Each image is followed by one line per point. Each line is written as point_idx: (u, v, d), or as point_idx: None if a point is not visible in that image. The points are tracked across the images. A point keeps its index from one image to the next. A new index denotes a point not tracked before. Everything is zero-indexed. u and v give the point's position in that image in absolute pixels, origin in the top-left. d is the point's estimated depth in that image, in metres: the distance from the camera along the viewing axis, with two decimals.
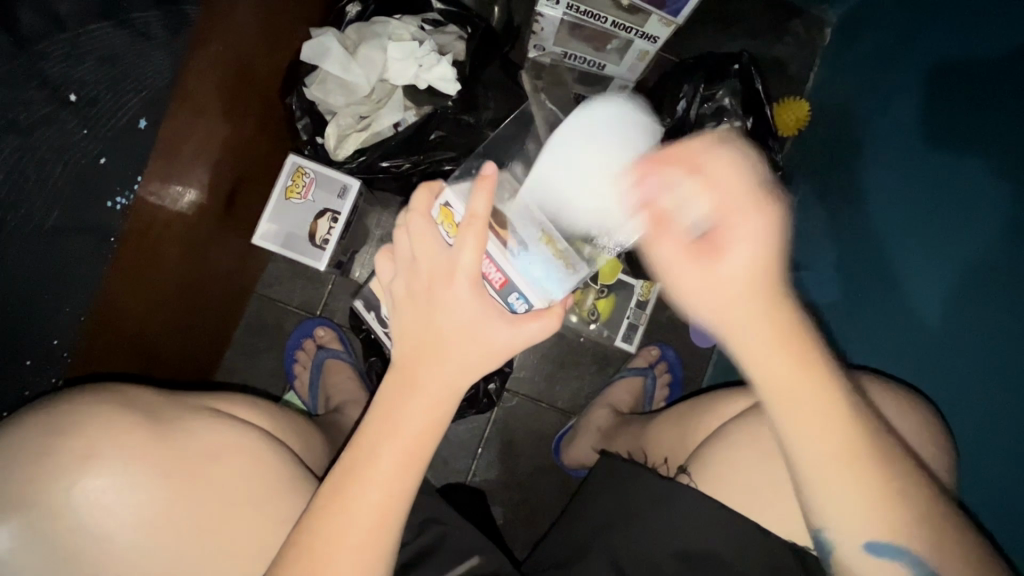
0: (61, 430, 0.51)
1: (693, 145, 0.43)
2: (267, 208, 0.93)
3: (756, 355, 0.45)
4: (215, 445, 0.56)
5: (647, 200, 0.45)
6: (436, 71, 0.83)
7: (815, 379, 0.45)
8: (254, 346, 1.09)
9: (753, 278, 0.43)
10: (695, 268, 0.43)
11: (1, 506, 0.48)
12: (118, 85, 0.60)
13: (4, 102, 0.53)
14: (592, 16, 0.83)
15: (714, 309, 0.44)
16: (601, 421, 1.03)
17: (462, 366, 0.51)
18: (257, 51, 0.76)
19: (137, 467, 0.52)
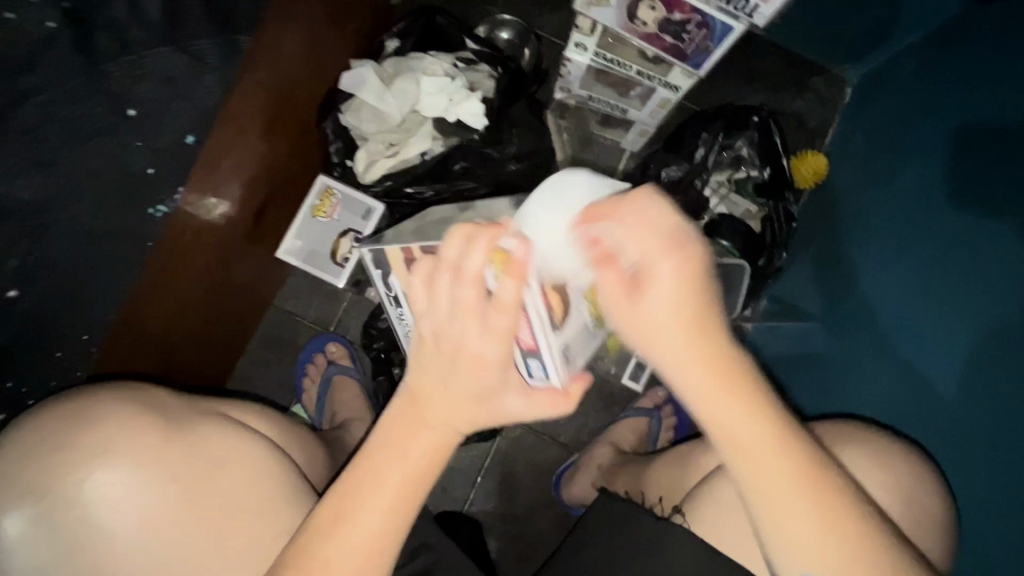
0: (86, 422, 0.53)
1: (630, 199, 0.41)
2: (293, 225, 0.98)
3: (716, 403, 0.43)
4: (227, 453, 0.58)
5: (592, 239, 0.42)
6: (466, 106, 0.88)
7: (769, 426, 0.43)
8: (266, 358, 1.11)
9: (680, 314, 0.41)
10: (627, 306, 0.41)
11: (23, 490, 0.51)
12: (172, 104, 0.63)
13: (68, 112, 0.56)
14: (617, 63, 0.88)
15: (644, 341, 0.42)
16: (602, 458, 1.03)
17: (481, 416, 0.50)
18: (298, 78, 0.82)
19: (149, 467, 0.54)
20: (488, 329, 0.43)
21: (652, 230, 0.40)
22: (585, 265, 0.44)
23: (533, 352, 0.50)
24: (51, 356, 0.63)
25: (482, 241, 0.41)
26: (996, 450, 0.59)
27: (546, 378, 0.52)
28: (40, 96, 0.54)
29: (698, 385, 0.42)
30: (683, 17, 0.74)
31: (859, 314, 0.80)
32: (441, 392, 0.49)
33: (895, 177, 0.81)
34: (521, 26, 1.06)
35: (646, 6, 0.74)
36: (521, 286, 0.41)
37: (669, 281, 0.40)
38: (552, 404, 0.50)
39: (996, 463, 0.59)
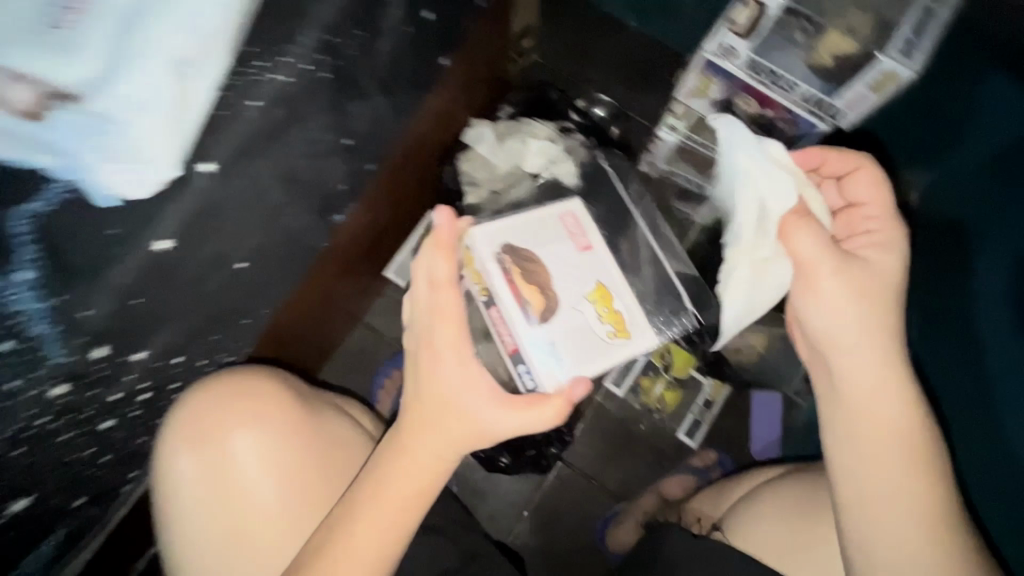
0: (242, 398, 0.63)
1: (857, 160, 0.66)
2: (401, 252, 1.15)
3: (857, 368, 0.59)
4: (344, 437, 0.70)
5: (801, 164, 0.69)
6: (563, 168, 1.04)
7: (897, 394, 0.58)
8: (346, 368, 1.19)
9: (885, 281, 0.60)
10: (833, 259, 0.59)
11: (196, 439, 0.62)
12: (374, 140, 0.66)
13: (303, 133, 0.55)
14: (703, 144, 1.02)
15: (857, 323, 0.58)
16: (647, 505, 1.09)
17: (473, 426, 0.59)
18: (438, 126, 0.91)
19: (275, 441, 0.65)
20: (434, 308, 0.59)
21: (879, 244, 0.62)
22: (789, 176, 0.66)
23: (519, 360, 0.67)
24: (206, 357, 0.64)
25: (434, 245, 0.58)
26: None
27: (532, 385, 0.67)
28: (297, 124, 0.54)
29: (865, 373, 0.59)
30: (773, 114, 0.83)
31: None
32: (434, 391, 0.59)
33: None
34: (613, 106, 1.21)
35: (740, 102, 0.84)
36: (450, 261, 0.58)
37: (836, 269, 0.59)
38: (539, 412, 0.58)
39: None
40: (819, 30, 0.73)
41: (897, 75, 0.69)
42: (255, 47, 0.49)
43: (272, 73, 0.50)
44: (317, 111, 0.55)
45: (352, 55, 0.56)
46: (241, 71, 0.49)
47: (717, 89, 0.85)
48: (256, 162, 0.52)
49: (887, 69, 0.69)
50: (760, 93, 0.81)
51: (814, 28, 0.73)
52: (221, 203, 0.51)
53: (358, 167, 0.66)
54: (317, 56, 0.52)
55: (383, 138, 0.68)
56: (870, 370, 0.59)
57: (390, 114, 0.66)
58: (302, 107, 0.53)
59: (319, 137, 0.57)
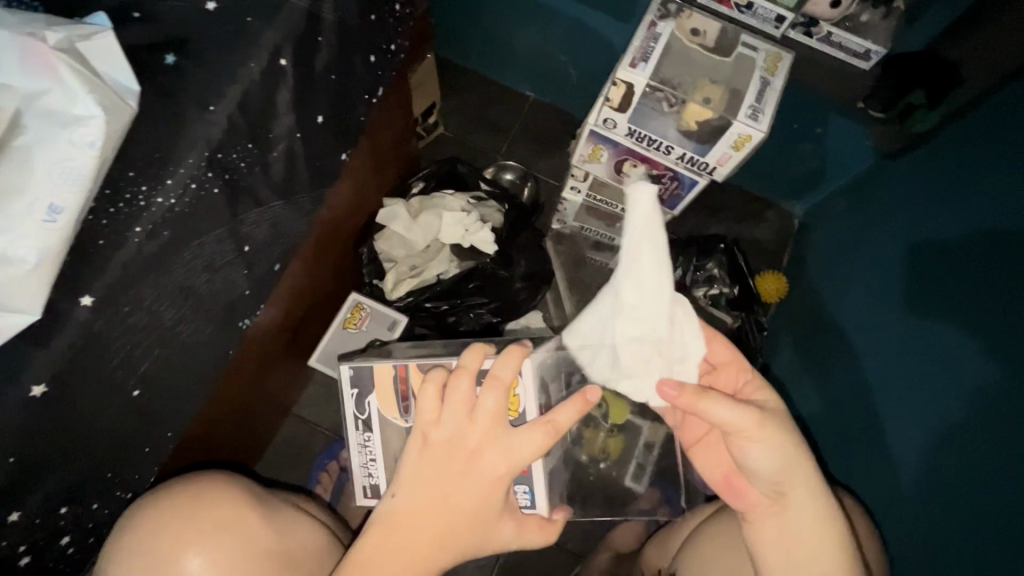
0: (204, 508, 0.61)
1: (471, 360, 0.56)
2: (326, 335, 1.07)
3: (467, 457, 0.55)
4: (304, 540, 0.65)
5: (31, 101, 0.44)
6: (480, 235, 1.03)
7: (520, 440, 0.55)
8: (280, 465, 1.11)
9: (490, 376, 0.56)
10: (453, 411, 0.55)
11: (145, 560, 0.58)
12: (275, 244, 0.65)
13: (192, 254, 0.53)
14: (605, 202, 1.07)
15: (455, 431, 0.55)
16: (602, 565, 1.04)
17: (485, 531, 0.57)
18: (346, 213, 0.90)
19: (230, 553, 0.60)
20: None
21: (474, 406, 0.55)
22: (67, 170, 0.43)
23: (522, 479, 0.70)
24: (90, 507, 0.56)
25: None
26: (946, 527, 0.66)
27: (530, 503, 0.70)
28: (183, 247, 0.52)
29: (519, 461, 0.55)
30: (658, 172, 0.92)
31: (842, 403, 0.90)
32: (467, 514, 0.55)
33: (850, 288, 0.97)
34: (522, 170, 1.26)
35: (628, 164, 0.92)
36: None
37: (463, 389, 0.55)
38: (542, 534, 0.62)
39: (949, 540, 0.66)
40: (681, 102, 0.82)
41: (751, 137, 0.78)
42: (131, 173, 0.49)
43: (158, 197, 0.49)
44: (209, 227, 0.54)
45: (243, 167, 0.56)
46: (120, 200, 0.48)
47: (606, 156, 0.93)
48: (143, 288, 0.50)
49: (741, 131, 0.78)
50: (645, 156, 0.89)
51: (676, 99, 0.82)
52: (104, 337, 0.49)
53: (262, 270, 0.64)
54: (204, 174, 0.52)
55: (288, 237, 0.67)
56: (520, 458, 0.55)
57: (292, 214, 0.66)
58: (192, 225, 0.52)
59: (215, 250, 0.56)
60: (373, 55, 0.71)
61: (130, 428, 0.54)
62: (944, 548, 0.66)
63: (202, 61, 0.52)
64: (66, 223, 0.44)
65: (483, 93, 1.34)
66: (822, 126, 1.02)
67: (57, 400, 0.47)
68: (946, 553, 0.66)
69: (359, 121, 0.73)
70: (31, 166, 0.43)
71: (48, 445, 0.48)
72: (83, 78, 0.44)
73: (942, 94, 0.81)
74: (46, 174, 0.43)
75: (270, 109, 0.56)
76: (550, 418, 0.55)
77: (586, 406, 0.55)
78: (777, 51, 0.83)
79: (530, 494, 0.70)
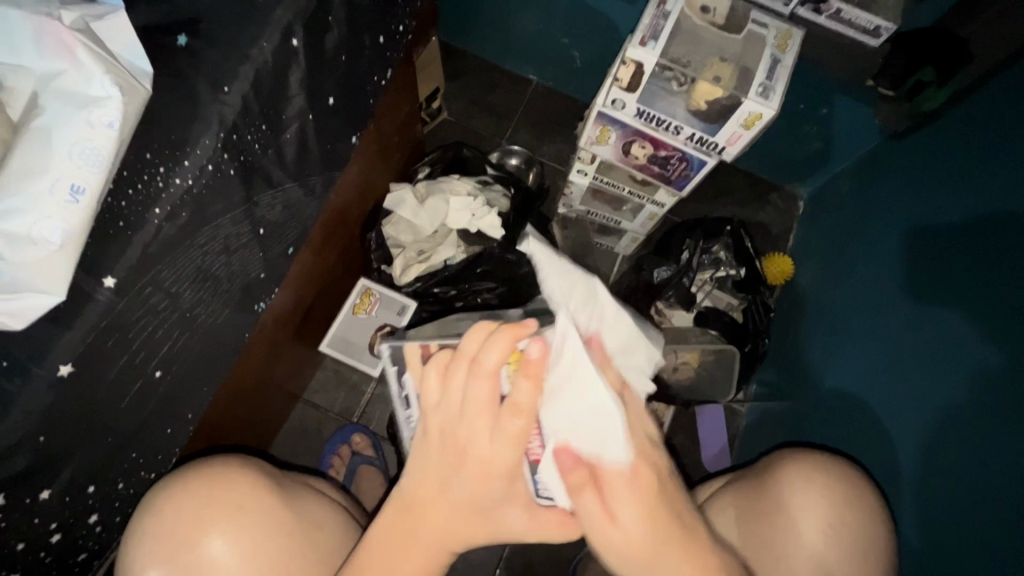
0: (219, 490, 0.62)
1: (466, 344, 0.48)
2: (337, 321, 1.09)
3: (461, 447, 0.50)
4: (321, 519, 0.66)
5: (52, 82, 0.44)
6: (487, 219, 1.04)
7: (512, 430, 0.48)
8: (290, 451, 1.12)
9: (478, 363, 0.47)
10: (443, 396, 0.50)
11: (171, 543, 0.60)
12: (285, 227, 0.65)
13: (208, 236, 0.54)
14: (612, 184, 1.07)
15: (446, 418, 0.50)
16: None
17: (493, 520, 0.54)
18: (355, 198, 0.90)
19: (253, 533, 0.61)
20: None
21: (463, 394, 0.49)
22: (85, 150, 0.43)
23: (540, 469, 0.55)
24: (115, 487, 0.57)
25: None
26: (948, 499, 0.68)
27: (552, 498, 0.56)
28: (200, 229, 0.53)
29: (504, 453, 0.49)
30: (666, 153, 0.91)
31: (842, 381, 0.90)
32: (473, 502, 0.52)
33: (854, 269, 0.97)
34: (527, 154, 1.25)
35: (636, 145, 0.92)
36: None
37: (459, 377, 0.48)
38: (559, 529, 0.56)
39: (951, 512, 0.67)
40: (691, 80, 0.81)
41: (762, 115, 0.78)
42: (148, 154, 0.49)
43: (175, 177, 0.49)
44: (224, 209, 0.54)
45: (256, 148, 0.56)
46: (138, 181, 0.48)
47: (614, 137, 0.92)
48: (161, 269, 0.51)
49: (752, 110, 0.78)
50: (653, 137, 0.89)
51: (686, 77, 0.81)
52: (126, 317, 0.49)
53: (273, 252, 0.64)
54: (220, 156, 0.52)
55: (299, 220, 0.67)
56: (514, 450, 0.49)
57: (303, 197, 0.66)
58: (209, 207, 0.52)
59: (231, 232, 0.56)
60: (380, 38, 0.70)
61: (151, 409, 0.55)
62: (952, 520, 0.67)
63: (214, 42, 0.52)
64: (89, 203, 0.44)
65: (485, 77, 1.33)
66: (827, 106, 1.02)
67: (85, 380, 0.48)
68: (950, 524, 0.67)
69: (366, 104, 0.73)
70: (50, 147, 0.43)
71: (76, 426, 0.49)
72: (100, 59, 0.44)
73: (951, 71, 0.80)
74: (65, 154, 0.43)
75: (282, 91, 0.56)
76: (512, 401, 0.48)
77: (537, 380, 0.48)
78: (788, 28, 0.83)
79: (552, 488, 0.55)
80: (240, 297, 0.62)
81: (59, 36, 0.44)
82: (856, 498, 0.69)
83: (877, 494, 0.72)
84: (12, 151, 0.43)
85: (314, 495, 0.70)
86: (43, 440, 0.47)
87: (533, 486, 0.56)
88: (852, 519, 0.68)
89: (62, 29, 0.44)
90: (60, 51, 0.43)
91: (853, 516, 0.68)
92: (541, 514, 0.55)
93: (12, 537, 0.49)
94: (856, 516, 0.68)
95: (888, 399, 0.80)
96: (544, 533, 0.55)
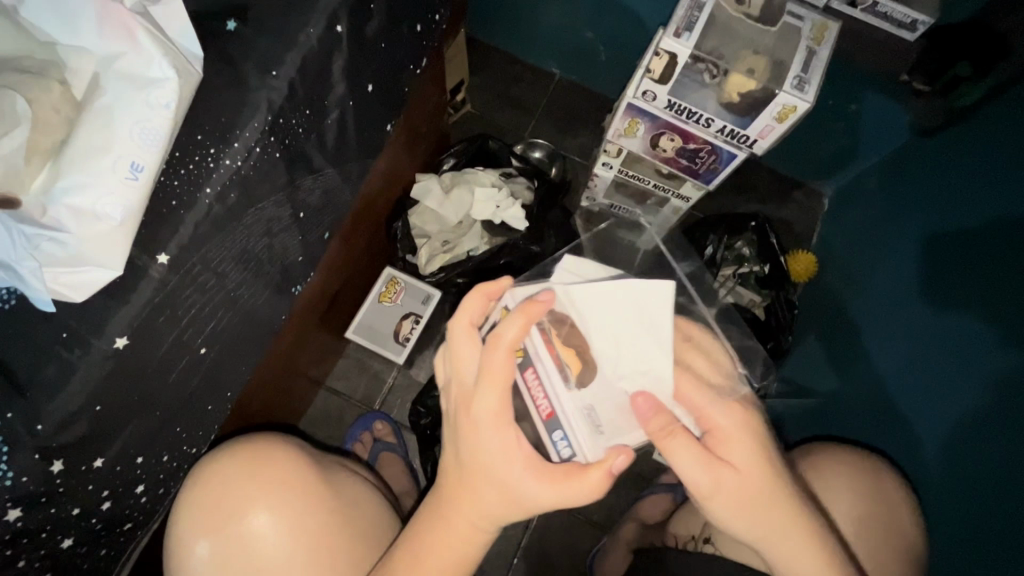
0: (265, 465, 0.64)
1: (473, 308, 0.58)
2: (362, 309, 1.10)
3: (459, 402, 0.53)
4: (359, 497, 0.68)
5: (111, 63, 0.45)
6: (511, 211, 1.03)
7: (489, 373, 0.50)
8: (313, 436, 1.14)
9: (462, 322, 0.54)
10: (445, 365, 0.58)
11: (222, 522, 0.61)
12: (323, 212, 0.66)
13: (253, 218, 0.55)
14: (637, 178, 1.07)
15: (451, 383, 0.56)
16: (630, 534, 0.98)
17: (507, 492, 0.51)
18: (384, 186, 0.91)
19: (300, 508, 0.63)
20: None
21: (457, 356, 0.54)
22: (142, 131, 0.45)
23: (553, 423, 0.51)
24: (160, 461, 0.59)
25: None
26: (975, 495, 0.67)
27: (572, 452, 0.51)
28: (248, 210, 0.54)
29: (484, 394, 0.50)
30: (695, 146, 0.91)
31: (864, 377, 0.90)
32: (485, 467, 0.51)
33: (880, 269, 0.96)
34: (550, 148, 1.25)
35: (664, 138, 0.92)
36: None
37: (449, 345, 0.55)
38: (565, 484, 0.49)
39: (976, 512, 0.67)
40: (724, 72, 0.81)
41: (796, 108, 0.77)
42: (200, 136, 0.50)
43: (225, 159, 0.50)
44: (268, 191, 0.56)
45: (300, 133, 0.57)
46: (190, 162, 0.50)
47: (642, 130, 0.92)
48: (211, 249, 0.52)
49: (786, 102, 0.77)
50: (682, 129, 0.89)
51: (719, 69, 0.81)
52: (176, 295, 0.50)
53: (311, 237, 0.66)
54: (267, 139, 0.53)
55: (336, 205, 0.68)
56: (497, 389, 0.49)
57: (340, 182, 0.67)
58: (255, 189, 0.54)
59: (273, 215, 0.57)
60: (417, 27, 0.71)
61: (196, 384, 0.57)
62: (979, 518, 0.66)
63: (263, 28, 0.53)
64: (147, 181, 0.45)
65: (509, 70, 1.33)
66: (857, 101, 1.01)
67: (138, 355, 0.49)
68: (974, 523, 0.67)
69: (401, 93, 0.74)
70: (111, 126, 0.45)
71: (129, 399, 0.50)
72: (158, 41, 0.45)
73: (990, 65, 0.79)
74: (125, 133, 0.44)
75: (326, 78, 0.57)
76: (492, 334, 0.50)
77: (531, 319, 0.49)
78: (823, 20, 0.82)
79: (571, 439, 0.51)
80: (279, 279, 0.63)
81: (122, 19, 0.45)
82: (889, 493, 0.70)
83: (909, 491, 0.72)
84: (76, 129, 0.45)
85: (350, 475, 0.72)
86: (99, 410, 0.48)
87: (554, 445, 0.52)
88: (882, 509, 0.69)
89: (124, 11, 0.45)
90: (120, 33, 0.45)
91: (884, 506, 0.69)
92: (545, 473, 0.50)
93: (64, 505, 0.51)
94: (886, 505, 0.69)
95: (910, 395, 0.80)
96: (556, 490, 0.49)
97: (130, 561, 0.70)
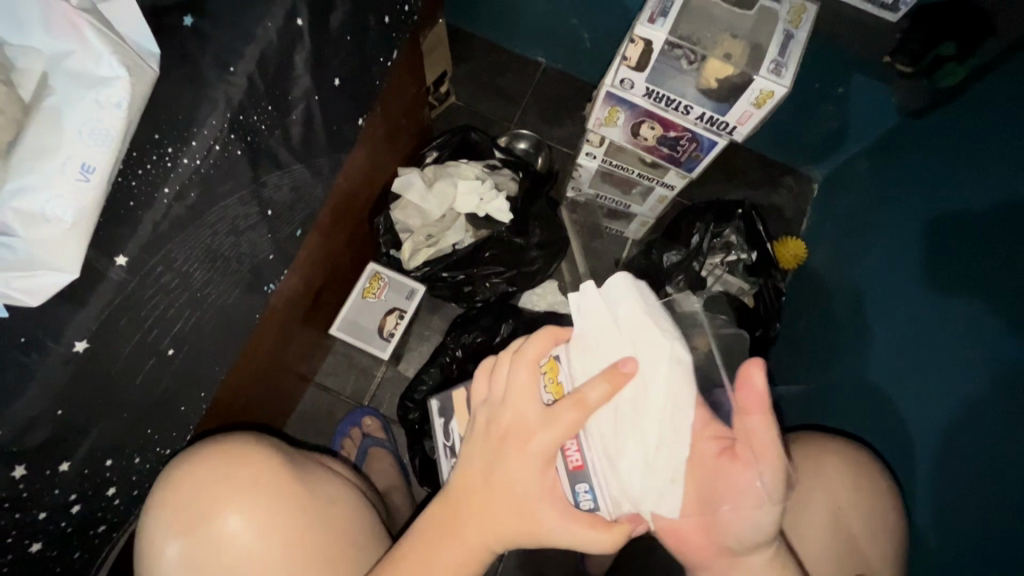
0: (238, 466, 0.64)
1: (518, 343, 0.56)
2: (346, 305, 1.09)
3: (503, 431, 0.52)
4: (334, 493, 0.68)
5: (59, 64, 0.45)
6: (495, 204, 1.01)
7: (553, 424, 0.48)
8: (303, 432, 1.14)
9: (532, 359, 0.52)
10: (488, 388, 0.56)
11: (197, 525, 0.61)
12: (295, 208, 0.65)
13: (214, 217, 0.54)
14: (620, 167, 1.05)
15: (494, 406, 0.53)
16: None
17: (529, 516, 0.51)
18: (364, 181, 0.90)
19: (272, 510, 0.62)
20: None
21: (511, 385, 0.52)
22: (94, 131, 0.44)
23: (581, 475, 0.51)
24: (132, 461, 0.59)
25: None
26: (963, 482, 0.67)
27: (594, 505, 0.51)
28: (210, 209, 0.53)
29: (544, 437, 0.49)
30: (676, 134, 0.90)
31: (853, 365, 0.89)
32: (510, 494, 0.51)
33: (870, 256, 0.95)
34: (536, 139, 1.24)
35: (645, 126, 0.91)
36: None
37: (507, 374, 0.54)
38: (593, 532, 0.49)
39: (968, 499, 0.66)
40: (701, 58, 0.80)
41: (773, 93, 0.76)
42: (156, 135, 0.49)
43: (183, 158, 0.50)
44: (232, 189, 0.55)
45: (263, 128, 0.56)
46: (148, 162, 0.49)
47: (623, 118, 0.91)
48: (174, 248, 0.52)
49: (764, 87, 0.76)
50: (662, 117, 0.87)
51: (696, 55, 0.79)
52: (137, 297, 0.50)
53: (282, 234, 0.65)
54: (227, 136, 0.52)
55: (308, 202, 0.67)
56: (553, 438, 0.49)
57: (311, 178, 0.66)
58: (217, 187, 0.53)
59: (239, 213, 0.57)
60: (386, 17, 0.70)
61: (166, 385, 0.57)
62: (966, 503, 0.66)
63: (220, 23, 0.52)
64: (100, 182, 0.45)
65: (494, 61, 1.31)
66: (844, 86, 0.99)
67: (100, 356, 0.49)
68: (972, 509, 0.65)
69: (373, 86, 0.73)
70: (61, 126, 0.44)
71: (94, 401, 0.50)
72: (107, 40, 0.45)
73: (975, 44, 0.77)
74: (77, 134, 0.44)
75: (288, 71, 0.56)
76: (575, 393, 0.48)
77: (616, 385, 0.47)
78: (801, 2, 0.81)
79: (595, 494, 0.51)
80: (250, 278, 0.62)
81: (66, 17, 0.44)
82: (873, 482, 0.70)
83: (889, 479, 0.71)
84: (25, 131, 0.44)
85: (328, 472, 0.72)
86: (61, 414, 0.48)
87: (574, 495, 0.52)
88: (857, 497, 0.69)
89: (66, 9, 0.44)
90: (64, 29, 0.44)
91: (860, 494, 0.69)
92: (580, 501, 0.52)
93: (31, 507, 0.51)
94: (870, 495, 0.69)
95: (899, 381, 0.79)
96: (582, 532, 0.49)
97: (109, 561, 0.70)
